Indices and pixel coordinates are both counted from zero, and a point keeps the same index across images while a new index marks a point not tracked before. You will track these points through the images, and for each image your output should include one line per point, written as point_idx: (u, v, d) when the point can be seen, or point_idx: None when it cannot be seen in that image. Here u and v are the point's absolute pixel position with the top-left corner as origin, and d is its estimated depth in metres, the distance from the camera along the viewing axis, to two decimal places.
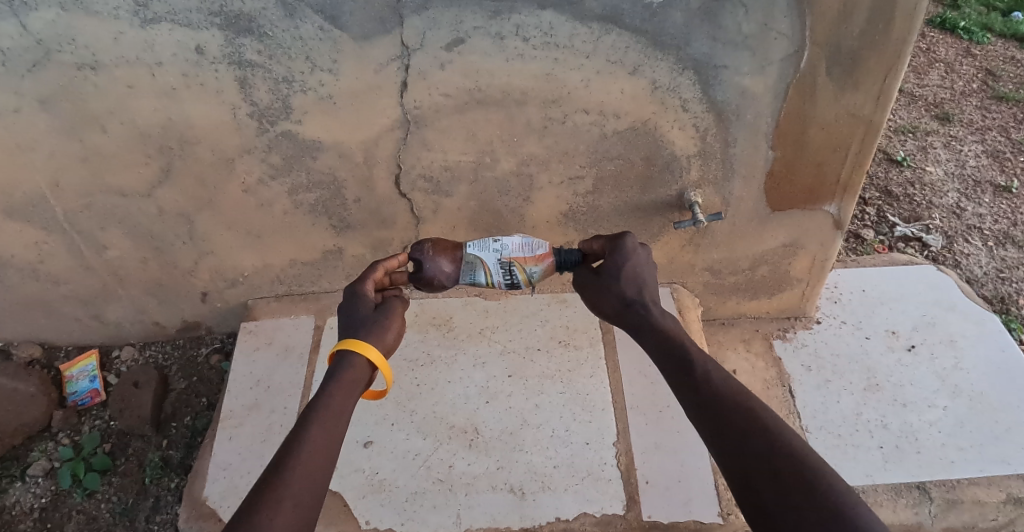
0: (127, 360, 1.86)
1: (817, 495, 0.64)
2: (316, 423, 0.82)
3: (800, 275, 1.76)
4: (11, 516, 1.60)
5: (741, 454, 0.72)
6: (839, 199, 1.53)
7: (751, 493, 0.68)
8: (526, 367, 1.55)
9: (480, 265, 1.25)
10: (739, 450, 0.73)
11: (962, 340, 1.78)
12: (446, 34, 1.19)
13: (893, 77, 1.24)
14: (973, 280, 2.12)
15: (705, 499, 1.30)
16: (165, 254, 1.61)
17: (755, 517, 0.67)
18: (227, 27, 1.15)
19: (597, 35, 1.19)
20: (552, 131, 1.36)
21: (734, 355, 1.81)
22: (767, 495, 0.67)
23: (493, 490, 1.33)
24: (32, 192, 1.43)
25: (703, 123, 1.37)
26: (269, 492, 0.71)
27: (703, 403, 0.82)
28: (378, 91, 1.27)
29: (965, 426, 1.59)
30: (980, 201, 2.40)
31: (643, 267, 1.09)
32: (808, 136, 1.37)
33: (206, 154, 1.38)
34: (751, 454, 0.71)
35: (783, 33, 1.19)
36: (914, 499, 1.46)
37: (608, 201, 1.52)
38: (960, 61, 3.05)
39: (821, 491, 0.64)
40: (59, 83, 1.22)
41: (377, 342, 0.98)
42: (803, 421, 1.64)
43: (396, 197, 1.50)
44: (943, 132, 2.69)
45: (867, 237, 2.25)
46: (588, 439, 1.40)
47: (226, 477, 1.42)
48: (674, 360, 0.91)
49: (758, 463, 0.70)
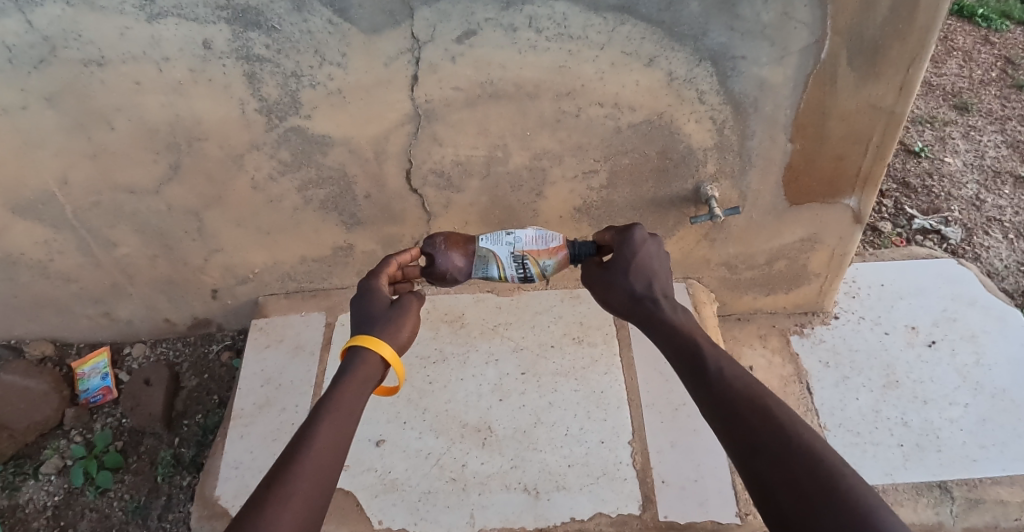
0: (138, 357, 1.86)
1: (834, 499, 0.61)
2: (326, 420, 0.80)
3: (818, 269, 1.72)
4: (25, 513, 1.61)
5: (756, 456, 0.69)
6: (859, 193, 1.49)
7: (767, 497, 0.66)
8: (539, 364, 1.53)
9: (493, 259, 1.22)
10: (752, 452, 0.70)
11: (983, 336, 1.74)
12: (457, 25, 1.16)
13: (916, 67, 1.20)
14: (994, 273, 2.09)
15: (722, 499, 1.28)
16: (175, 251, 1.60)
17: (773, 522, 0.65)
18: (234, 20, 1.12)
19: (611, 26, 1.16)
20: (565, 125, 1.34)
21: (750, 351, 1.78)
22: (782, 499, 0.64)
23: (507, 490, 1.31)
24: (40, 190, 1.42)
25: (720, 115, 1.33)
26: (276, 489, 0.69)
27: (716, 402, 0.79)
28: (388, 85, 1.25)
29: (986, 424, 1.56)
30: (1000, 192, 2.35)
31: (653, 259, 1.05)
32: (828, 128, 1.34)
33: (214, 150, 1.36)
34: (765, 456, 0.68)
35: (804, 22, 1.15)
36: (935, 498, 1.44)
37: (622, 196, 1.50)
38: (979, 49, 2.97)
39: (838, 495, 0.61)
40: (65, 80, 1.20)
41: (390, 340, 0.96)
42: (822, 419, 1.61)
43: (406, 193, 1.48)
44: (962, 122, 2.63)
45: (884, 230, 2.21)
46: (603, 437, 1.38)
47: (237, 476, 1.42)
48: (685, 358, 0.88)
49: (773, 465, 0.67)
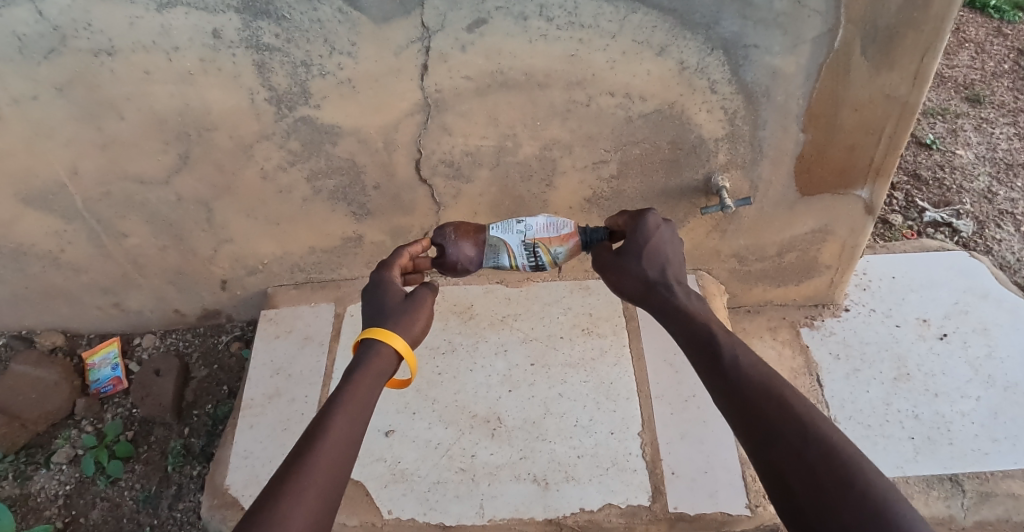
0: (148, 347, 1.87)
1: (852, 493, 0.60)
2: (340, 413, 0.80)
3: (829, 261, 1.71)
4: (36, 502, 1.62)
5: (772, 446, 0.69)
6: (871, 184, 1.48)
7: (783, 488, 0.66)
8: (548, 355, 1.52)
9: (504, 247, 1.22)
10: (768, 442, 0.69)
11: (996, 329, 1.72)
12: (467, 14, 1.15)
13: (931, 57, 1.18)
14: (1006, 266, 2.07)
15: (732, 491, 1.27)
16: (185, 242, 1.61)
17: (791, 518, 0.64)
18: (244, 10, 1.12)
19: (623, 14, 1.15)
20: (575, 114, 1.33)
21: (760, 343, 1.77)
22: (799, 493, 0.64)
23: (516, 480, 1.31)
24: (50, 180, 1.42)
25: (732, 105, 1.32)
26: (289, 483, 0.68)
27: (731, 390, 0.78)
28: (398, 75, 1.24)
29: (999, 418, 1.55)
30: (1013, 185, 2.32)
31: (666, 245, 1.04)
32: (840, 119, 1.32)
33: (223, 140, 1.36)
34: (782, 447, 0.68)
35: (818, 11, 1.14)
36: (946, 492, 1.44)
37: (633, 186, 1.49)
38: (991, 41, 2.93)
39: (857, 489, 0.60)
40: (74, 70, 1.20)
41: (403, 333, 0.95)
42: (832, 412, 1.60)
43: (416, 183, 1.48)
44: (974, 115, 2.60)
45: (895, 222, 2.20)
46: (612, 428, 1.38)
47: (247, 466, 1.42)
48: (700, 346, 0.87)
49: (791, 457, 0.66)
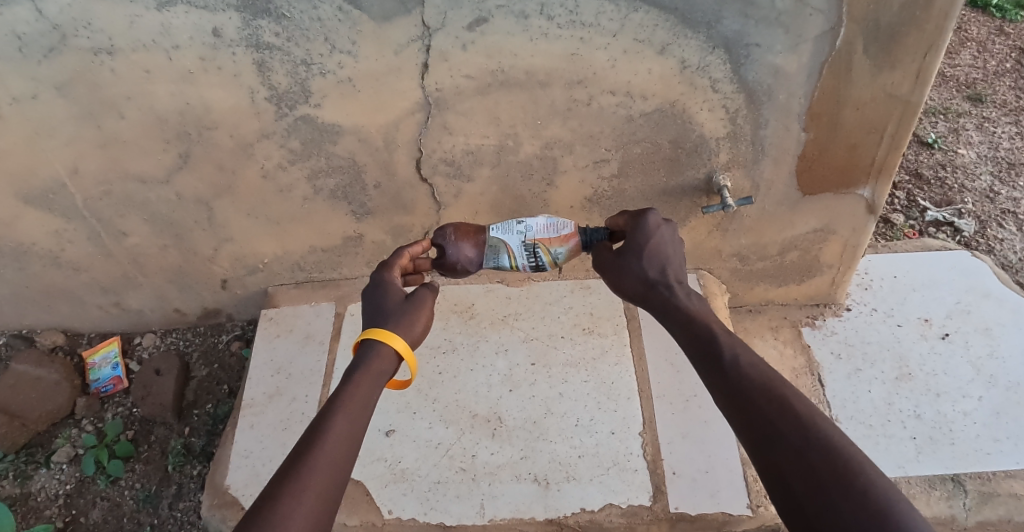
0: (149, 347, 1.87)
1: (853, 492, 0.60)
2: (340, 413, 0.79)
3: (830, 261, 1.71)
4: (37, 501, 1.62)
5: (772, 445, 0.68)
6: (873, 183, 1.47)
7: (784, 487, 0.65)
8: (549, 355, 1.52)
9: (504, 248, 1.21)
10: (769, 442, 0.69)
11: (998, 329, 1.72)
12: (468, 13, 1.15)
13: (933, 55, 1.18)
14: (1008, 266, 2.06)
15: (733, 491, 1.27)
16: (185, 241, 1.60)
17: (791, 517, 0.64)
18: (244, 9, 1.12)
19: (624, 13, 1.15)
20: (576, 113, 1.32)
21: (761, 342, 1.77)
22: (800, 493, 0.63)
23: (517, 480, 1.31)
24: (51, 179, 1.42)
25: (733, 104, 1.32)
26: (289, 483, 0.68)
27: (731, 390, 0.78)
28: (399, 74, 1.24)
29: (1001, 417, 1.55)
30: (1015, 184, 2.32)
31: (666, 244, 1.04)
32: (842, 117, 1.32)
33: (224, 139, 1.36)
34: (783, 447, 0.67)
35: (820, 9, 1.13)
36: (948, 492, 1.43)
37: (634, 185, 1.49)
38: (993, 40, 2.92)
39: (858, 488, 0.60)
40: (74, 69, 1.20)
41: (404, 334, 0.95)
42: (834, 412, 1.60)
43: (417, 182, 1.48)
44: (976, 114, 2.60)
45: (897, 222, 2.19)
46: (613, 428, 1.38)
47: (247, 465, 1.42)
48: (700, 345, 0.87)
49: (791, 456, 0.66)
